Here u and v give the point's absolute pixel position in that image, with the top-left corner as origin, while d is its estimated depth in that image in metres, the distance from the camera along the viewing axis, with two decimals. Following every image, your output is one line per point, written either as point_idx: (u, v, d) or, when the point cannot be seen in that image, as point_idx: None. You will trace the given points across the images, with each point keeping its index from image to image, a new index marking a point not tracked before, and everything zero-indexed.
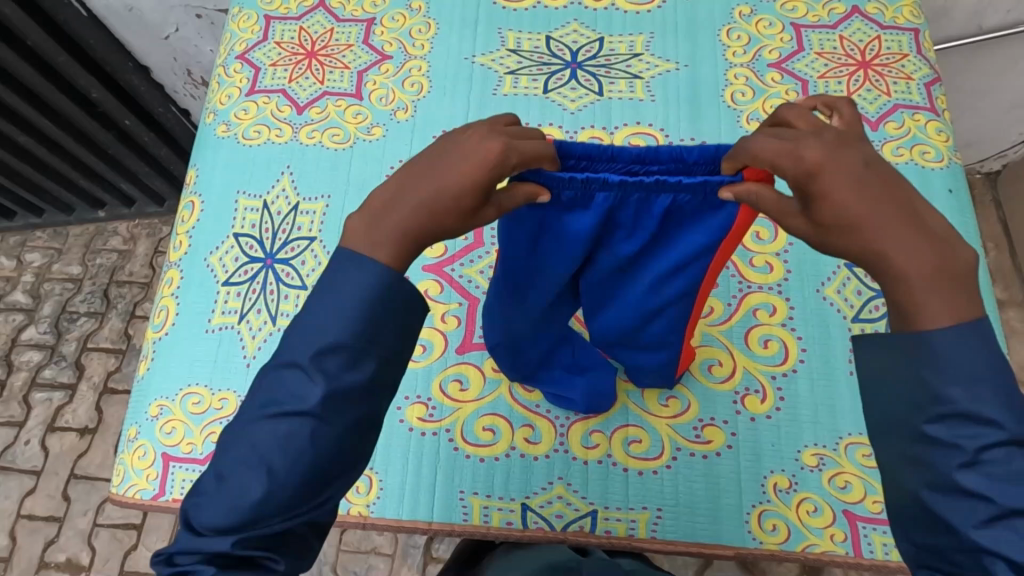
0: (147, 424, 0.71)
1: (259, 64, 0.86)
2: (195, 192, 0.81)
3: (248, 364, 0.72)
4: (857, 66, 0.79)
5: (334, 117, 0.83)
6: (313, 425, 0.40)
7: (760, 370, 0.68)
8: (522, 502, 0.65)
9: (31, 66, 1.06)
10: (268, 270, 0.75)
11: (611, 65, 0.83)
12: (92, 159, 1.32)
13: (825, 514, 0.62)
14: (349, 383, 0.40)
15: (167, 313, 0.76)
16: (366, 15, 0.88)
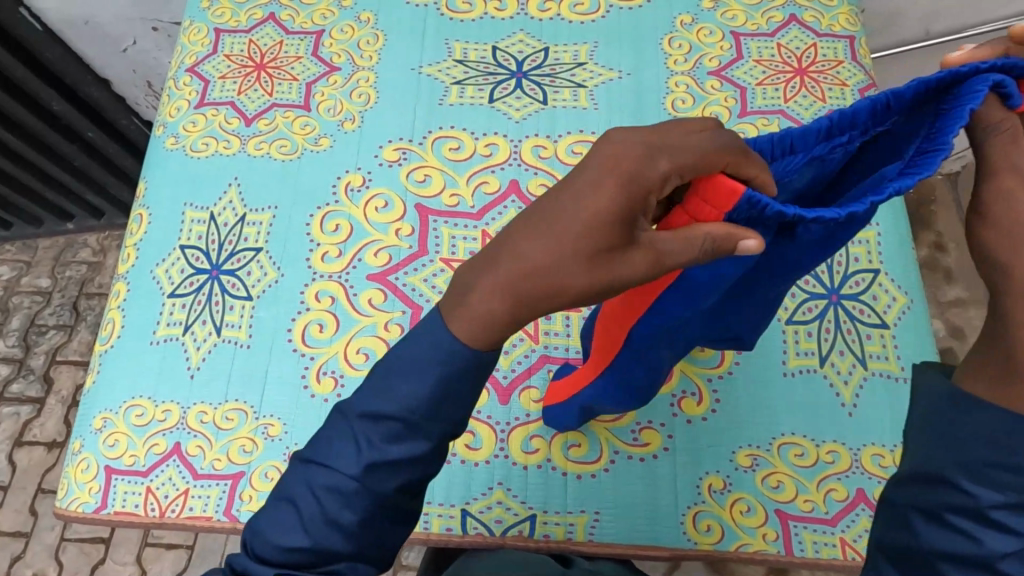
0: (91, 437, 0.71)
1: (208, 77, 0.86)
2: (143, 205, 0.82)
3: (192, 375, 0.72)
4: (793, 73, 0.80)
5: (282, 129, 0.83)
6: (374, 466, 0.42)
7: (697, 373, 0.69)
8: (462, 508, 0.66)
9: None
10: (214, 281, 0.76)
11: (556, 74, 0.84)
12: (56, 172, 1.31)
13: (758, 514, 0.63)
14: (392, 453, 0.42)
15: (113, 325, 0.76)
16: (315, 27, 0.89)
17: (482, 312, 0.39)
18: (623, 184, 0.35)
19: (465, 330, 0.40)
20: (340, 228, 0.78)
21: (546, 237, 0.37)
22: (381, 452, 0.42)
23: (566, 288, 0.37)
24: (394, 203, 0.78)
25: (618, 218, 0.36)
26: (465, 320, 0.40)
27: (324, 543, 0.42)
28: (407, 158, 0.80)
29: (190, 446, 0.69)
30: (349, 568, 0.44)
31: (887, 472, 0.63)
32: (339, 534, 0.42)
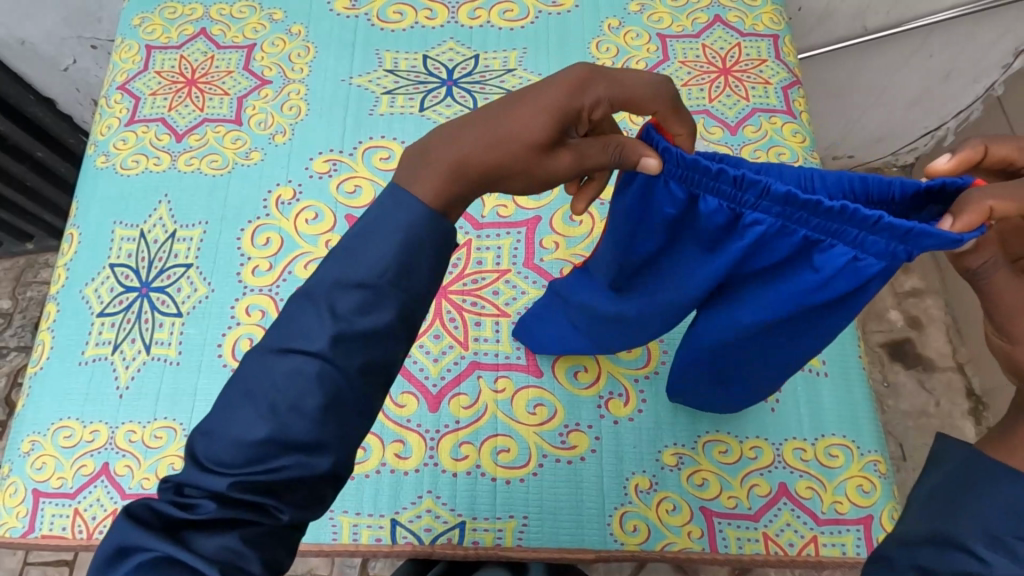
0: (18, 460, 0.70)
1: (138, 94, 0.86)
2: (74, 224, 0.81)
3: (121, 395, 0.72)
4: (717, 72, 0.81)
5: (212, 144, 0.83)
6: (342, 337, 0.40)
7: (623, 374, 0.69)
8: (392, 517, 0.66)
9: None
10: (143, 298, 0.75)
11: (486, 81, 0.85)
12: None
13: (683, 512, 0.64)
14: (361, 325, 0.41)
15: (43, 347, 0.76)
16: (246, 41, 0.89)
17: (444, 163, 0.41)
18: (586, 88, 0.41)
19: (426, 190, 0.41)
20: (270, 242, 0.78)
21: (515, 115, 0.41)
22: (347, 323, 0.40)
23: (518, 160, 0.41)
24: (324, 214, 0.78)
25: (569, 108, 0.41)
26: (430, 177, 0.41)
27: (284, 430, 0.40)
28: (337, 169, 0.80)
29: (118, 466, 0.69)
30: (306, 462, 0.40)
31: (809, 466, 0.63)
32: (301, 420, 0.40)
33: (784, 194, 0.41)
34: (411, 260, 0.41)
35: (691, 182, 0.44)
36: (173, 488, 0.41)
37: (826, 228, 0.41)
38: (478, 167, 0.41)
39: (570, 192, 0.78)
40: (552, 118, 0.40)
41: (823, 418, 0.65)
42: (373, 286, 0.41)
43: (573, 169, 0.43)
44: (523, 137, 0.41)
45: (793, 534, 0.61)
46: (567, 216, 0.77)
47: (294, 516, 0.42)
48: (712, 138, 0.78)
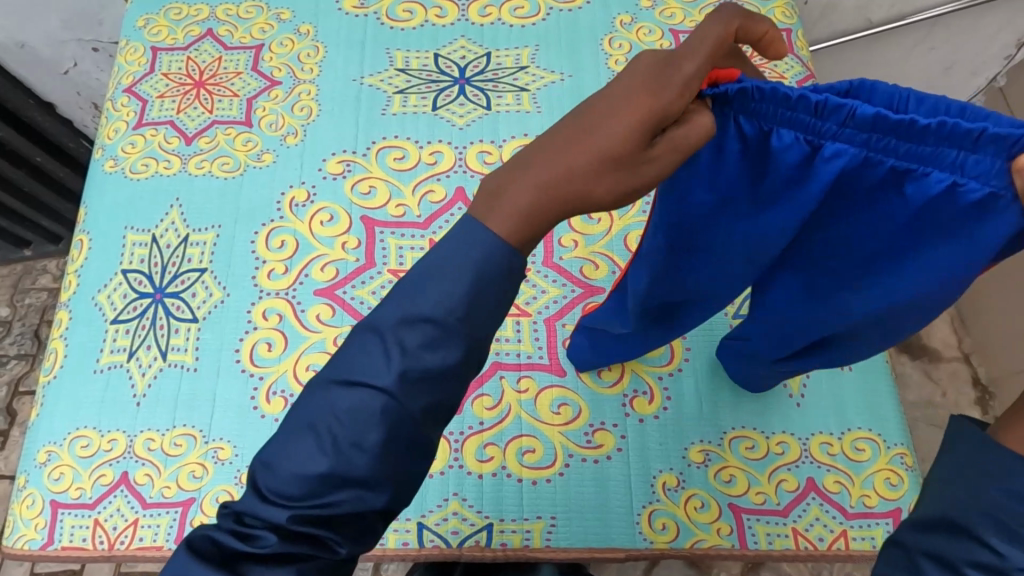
0: (35, 471, 0.69)
1: (146, 97, 0.85)
2: (84, 230, 0.80)
3: (138, 403, 0.71)
4: None
5: (223, 146, 0.82)
6: (408, 375, 0.38)
7: (647, 372, 0.69)
8: (418, 521, 0.65)
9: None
10: (158, 304, 0.74)
11: (498, 79, 0.84)
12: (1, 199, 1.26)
13: (711, 509, 0.63)
14: (430, 361, 0.38)
15: (56, 356, 0.74)
16: (254, 41, 0.88)
17: (510, 211, 0.36)
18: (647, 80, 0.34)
19: (501, 236, 0.37)
20: (285, 244, 0.76)
21: (580, 140, 0.35)
22: (415, 358, 0.38)
23: (604, 186, 0.35)
24: (340, 216, 0.77)
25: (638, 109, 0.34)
26: (500, 224, 0.36)
27: (344, 465, 0.39)
28: (351, 170, 0.80)
29: (138, 474, 0.68)
30: (362, 497, 0.39)
31: (836, 460, 0.63)
32: (361, 455, 0.38)
33: (871, 116, 0.35)
34: (480, 294, 0.38)
35: (761, 116, 0.38)
36: (233, 516, 0.41)
37: (917, 154, 0.36)
38: (561, 197, 0.35)
39: None
40: (623, 136, 0.34)
41: (850, 412, 0.65)
42: (438, 320, 0.38)
43: (666, 169, 0.36)
44: (593, 160, 0.34)
45: (823, 528, 0.61)
46: (585, 214, 0.76)
47: (351, 550, 0.41)
48: None
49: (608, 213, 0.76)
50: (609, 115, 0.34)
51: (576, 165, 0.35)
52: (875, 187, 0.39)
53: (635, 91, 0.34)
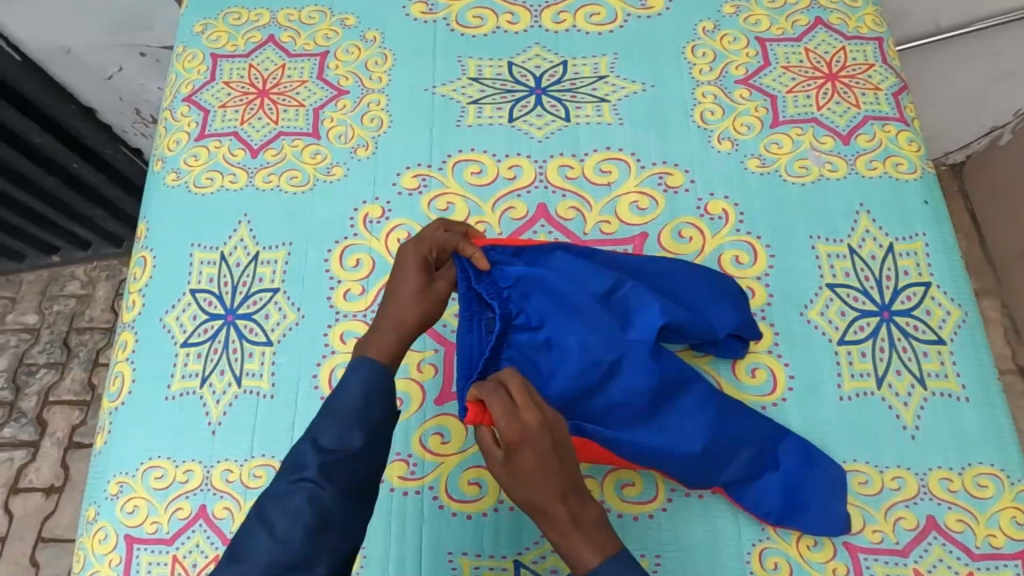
0: (106, 503, 0.66)
1: (208, 106, 0.81)
2: (146, 247, 0.77)
3: (214, 431, 0.67)
4: (824, 78, 0.77)
5: (290, 158, 0.79)
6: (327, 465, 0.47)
7: (749, 401, 0.66)
8: (515, 559, 0.63)
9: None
10: (230, 326, 0.71)
11: (576, 89, 0.80)
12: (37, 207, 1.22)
13: (825, 548, 0.60)
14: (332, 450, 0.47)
15: (122, 380, 0.71)
16: (318, 48, 0.84)
17: (389, 338, 0.55)
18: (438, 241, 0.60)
19: (372, 353, 0.53)
20: (361, 263, 0.73)
21: (388, 304, 0.57)
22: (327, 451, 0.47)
23: (436, 308, 0.58)
24: (417, 234, 0.74)
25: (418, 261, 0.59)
26: (369, 349, 0.54)
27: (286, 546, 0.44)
28: (427, 185, 0.76)
29: (217, 508, 0.64)
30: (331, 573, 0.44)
31: (958, 497, 0.60)
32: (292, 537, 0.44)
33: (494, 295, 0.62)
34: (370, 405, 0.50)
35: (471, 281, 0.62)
36: None
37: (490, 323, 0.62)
38: (400, 326, 0.56)
39: (676, 207, 0.74)
40: (417, 300, 0.57)
41: (970, 446, 0.62)
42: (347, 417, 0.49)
43: (422, 305, 0.57)
44: (417, 305, 0.57)
45: (948, 570, 0.58)
46: (676, 232, 0.73)
47: None
48: (823, 148, 0.74)
49: (700, 232, 0.72)
50: (401, 305, 0.57)
51: (388, 313, 0.56)
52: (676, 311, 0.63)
53: (410, 266, 0.58)
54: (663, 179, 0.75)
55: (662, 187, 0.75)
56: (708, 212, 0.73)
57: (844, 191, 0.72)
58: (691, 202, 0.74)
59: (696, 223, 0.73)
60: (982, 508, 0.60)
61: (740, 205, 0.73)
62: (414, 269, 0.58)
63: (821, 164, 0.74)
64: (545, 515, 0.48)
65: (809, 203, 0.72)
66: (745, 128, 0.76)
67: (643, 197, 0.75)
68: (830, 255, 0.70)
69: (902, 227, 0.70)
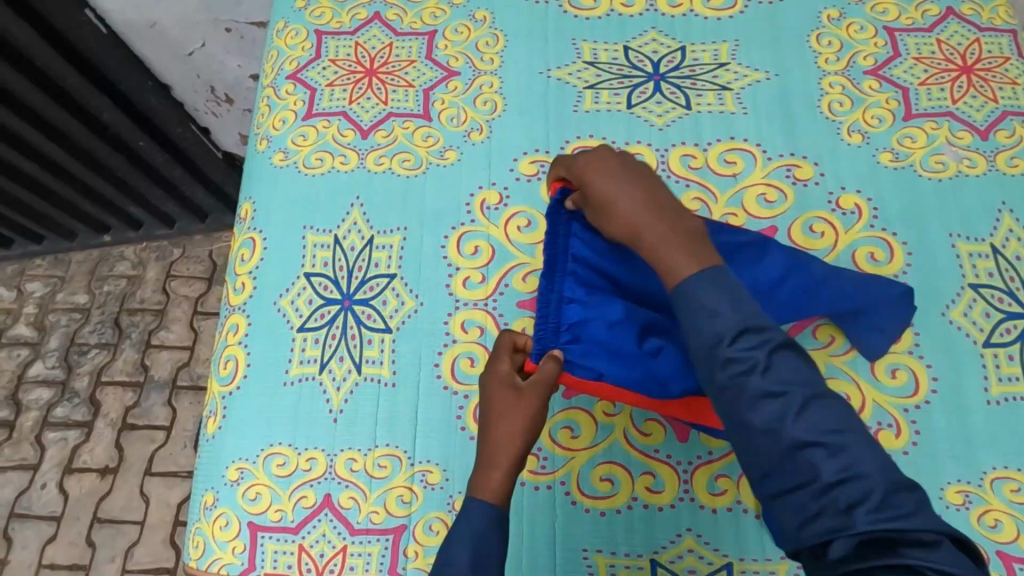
0: (225, 490, 0.64)
1: (314, 85, 0.79)
2: (254, 228, 0.75)
3: (335, 419, 0.66)
4: (959, 70, 0.75)
5: (402, 141, 0.76)
6: None
7: (890, 403, 0.64)
8: (651, 558, 0.61)
9: (20, 118, 1.02)
10: (347, 312, 0.69)
11: (696, 76, 0.78)
12: (98, 182, 1.22)
13: None
14: None
15: (236, 364, 0.69)
16: (426, 27, 0.81)
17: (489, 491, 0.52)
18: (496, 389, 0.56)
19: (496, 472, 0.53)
20: (480, 251, 0.71)
21: (495, 421, 0.55)
22: None
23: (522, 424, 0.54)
24: (538, 221, 0.72)
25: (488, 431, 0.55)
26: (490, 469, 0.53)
27: None
28: (545, 171, 0.74)
29: (342, 498, 0.63)
30: None
31: None
32: None
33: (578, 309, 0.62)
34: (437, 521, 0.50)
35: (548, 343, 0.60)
36: None
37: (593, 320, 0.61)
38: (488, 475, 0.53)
39: (807, 200, 0.71)
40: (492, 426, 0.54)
41: None
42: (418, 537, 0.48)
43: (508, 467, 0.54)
44: (518, 421, 0.54)
45: None
46: (807, 227, 0.70)
47: None
48: (960, 143, 0.72)
49: (832, 227, 0.70)
50: (511, 413, 0.54)
51: (498, 431, 0.54)
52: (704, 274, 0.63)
53: (506, 390, 0.56)
54: (791, 171, 0.73)
55: (790, 179, 0.72)
56: (840, 207, 0.71)
57: (984, 189, 0.70)
58: (821, 196, 0.71)
59: (828, 218, 0.70)
60: None
61: (873, 200, 0.71)
62: (504, 390, 0.56)
63: (958, 160, 0.71)
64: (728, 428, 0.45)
65: (946, 201, 0.70)
66: (877, 121, 0.74)
67: (771, 189, 0.72)
68: (971, 254, 0.68)
69: None
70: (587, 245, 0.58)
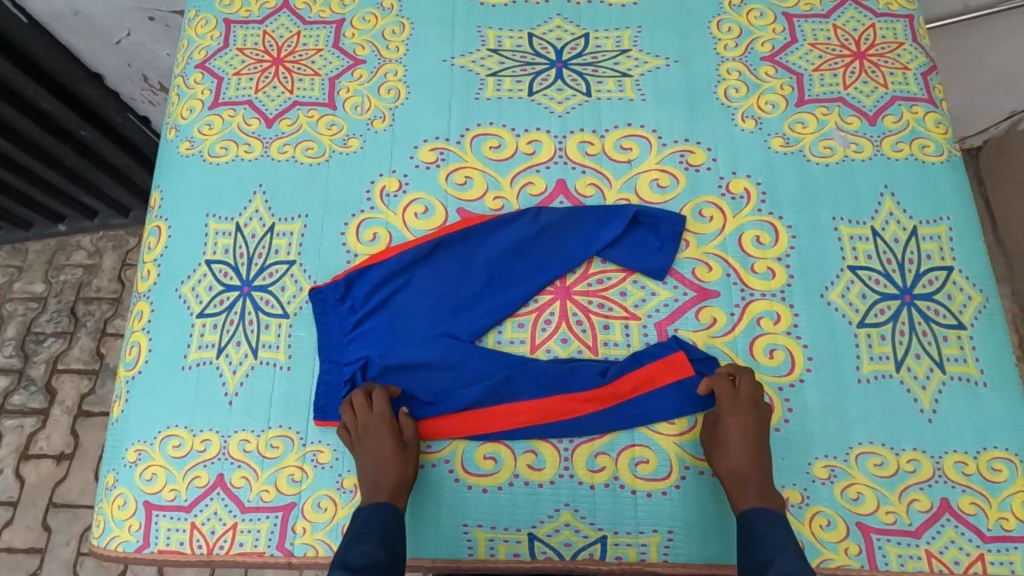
0: (124, 471, 0.67)
1: (221, 74, 0.80)
2: (160, 216, 0.76)
3: (230, 402, 0.67)
4: (852, 56, 0.76)
5: (307, 129, 0.77)
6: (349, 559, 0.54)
7: (766, 381, 0.66)
8: (529, 532, 0.63)
9: None
10: (246, 298, 0.71)
11: (598, 63, 0.79)
12: (49, 173, 1.21)
13: (838, 528, 0.61)
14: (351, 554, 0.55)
15: (139, 350, 0.71)
16: (334, 15, 0.82)
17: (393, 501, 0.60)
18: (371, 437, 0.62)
19: (383, 493, 0.60)
20: (378, 237, 0.73)
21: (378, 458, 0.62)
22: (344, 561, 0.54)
23: (410, 467, 0.62)
24: (435, 208, 0.73)
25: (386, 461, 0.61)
26: (379, 490, 0.60)
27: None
28: (445, 158, 0.75)
29: (234, 477, 0.65)
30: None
31: (972, 480, 0.61)
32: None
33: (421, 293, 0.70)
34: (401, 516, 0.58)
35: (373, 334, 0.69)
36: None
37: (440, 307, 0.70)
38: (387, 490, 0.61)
39: (698, 185, 0.73)
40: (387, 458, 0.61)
41: (987, 430, 0.62)
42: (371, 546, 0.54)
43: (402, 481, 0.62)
44: (390, 465, 0.61)
45: (959, 551, 0.59)
46: (697, 211, 0.72)
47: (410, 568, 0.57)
48: (849, 128, 0.73)
49: (721, 212, 0.72)
50: (386, 456, 0.61)
51: (390, 466, 0.61)
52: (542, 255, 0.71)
53: (371, 432, 0.63)
54: (684, 157, 0.74)
55: (683, 165, 0.74)
56: (729, 191, 0.72)
57: (870, 172, 0.71)
58: (712, 180, 0.73)
59: (718, 202, 0.72)
60: (995, 492, 0.60)
61: (762, 185, 0.72)
62: (380, 436, 0.62)
63: (846, 145, 0.72)
64: (736, 483, 0.60)
65: (835, 185, 0.71)
66: (771, 107, 0.75)
67: (664, 175, 0.73)
68: (852, 237, 0.69)
69: (929, 210, 0.69)
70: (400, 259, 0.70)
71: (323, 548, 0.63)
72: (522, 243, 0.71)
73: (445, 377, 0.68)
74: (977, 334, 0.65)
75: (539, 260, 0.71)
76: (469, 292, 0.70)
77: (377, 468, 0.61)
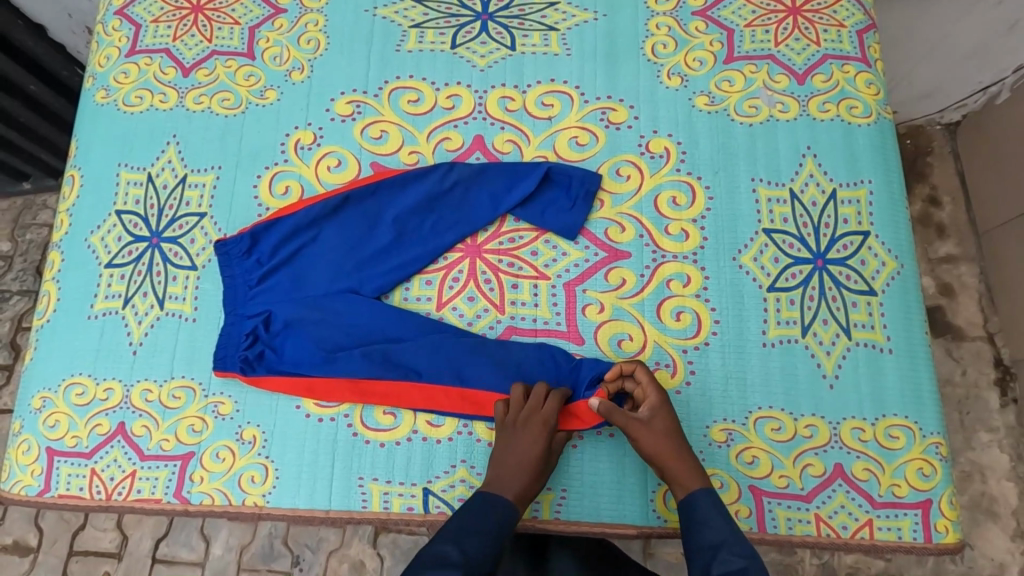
0: (29, 417, 0.67)
1: (140, 21, 0.78)
2: (75, 165, 0.75)
3: (135, 351, 0.67)
4: (786, 12, 0.73)
5: (223, 80, 0.75)
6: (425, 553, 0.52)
7: (670, 343, 0.65)
8: (424, 487, 0.63)
9: None
10: (154, 249, 0.70)
11: (525, 16, 0.76)
12: (9, 134, 1.17)
13: (732, 490, 0.61)
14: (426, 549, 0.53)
15: (48, 299, 0.70)
16: None
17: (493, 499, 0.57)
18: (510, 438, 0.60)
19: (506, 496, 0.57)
20: (289, 191, 0.71)
21: (505, 460, 0.59)
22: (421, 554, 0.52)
23: (536, 465, 0.59)
24: (348, 162, 0.72)
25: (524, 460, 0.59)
26: (501, 492, 0.57)
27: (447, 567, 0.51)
28: (361, 111, 0.73)
29: (135, 426, 0.65)
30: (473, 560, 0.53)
31: (867, 447, 0.60)
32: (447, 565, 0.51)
33: (327, 248, 0.69)
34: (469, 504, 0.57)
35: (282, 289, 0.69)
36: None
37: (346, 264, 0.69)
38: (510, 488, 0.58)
39: (617, 143, 0.71)
40: (524, 456, 0.59)
41: (885, 398, 0.61)
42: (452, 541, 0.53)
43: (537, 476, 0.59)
44: (529, 471, 0.59)
45: (848, 516, 0.59)
46: (614, 170, 0.70)
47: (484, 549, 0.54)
48: (776, 87, 0.71)
49: (638, 171, 0.70)
50: (516, 461, 0.59)
51: (512, 465, 0.59)
52: (451, 213, 0.69)
53: (521, 435, 0.59)
54: (605, 115, 0.72)
55: (604, 123, 0.71)
56: (649, 150, 0.70)
57: (793, 133, 0.69)
58: (632, 139, 0.71)
59: (636, 161, 0.70)
60: (889, 459, 0.60)
61: (682, 145, 0.70)
62: (534, 437, 0.59)
63: (772, 104, 0.70)
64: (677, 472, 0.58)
65: (755, 146, 0.69)
66: (697, 64, 0.72)
67: (584, 132, 0.71)
68: (769, 200, 0.67)
69: (848, 172, 0.67)
70: (305, 212, 0.68)
71: (219, 497, 0.63)
72: (431, 200, 0.69)
73: (347, 332, 0.67)
74: (888, 301, 0.64)
75: (448, 217, 0.69)
76: (375, 248, 0.69)
77: (513, 462, 0.59)
